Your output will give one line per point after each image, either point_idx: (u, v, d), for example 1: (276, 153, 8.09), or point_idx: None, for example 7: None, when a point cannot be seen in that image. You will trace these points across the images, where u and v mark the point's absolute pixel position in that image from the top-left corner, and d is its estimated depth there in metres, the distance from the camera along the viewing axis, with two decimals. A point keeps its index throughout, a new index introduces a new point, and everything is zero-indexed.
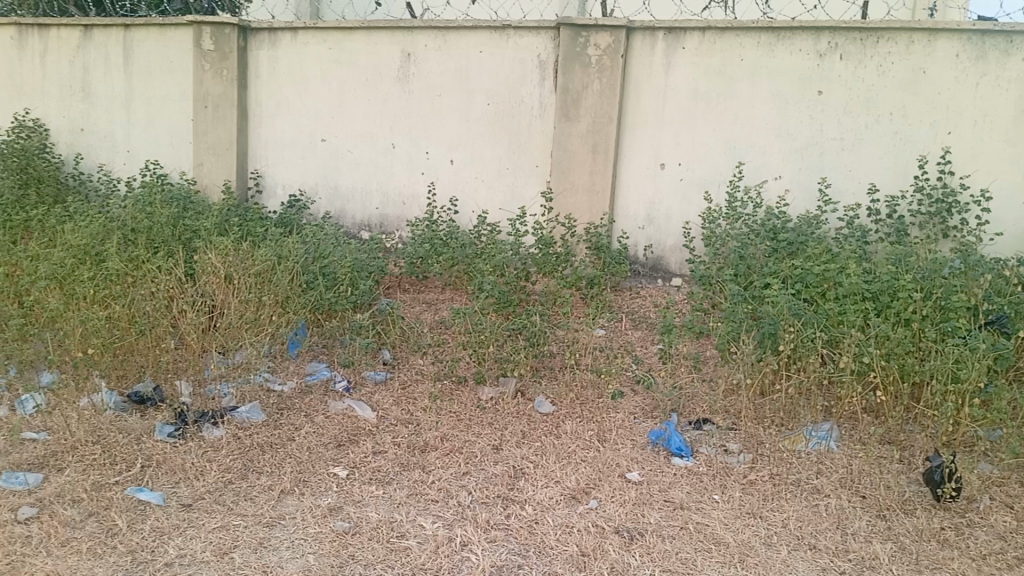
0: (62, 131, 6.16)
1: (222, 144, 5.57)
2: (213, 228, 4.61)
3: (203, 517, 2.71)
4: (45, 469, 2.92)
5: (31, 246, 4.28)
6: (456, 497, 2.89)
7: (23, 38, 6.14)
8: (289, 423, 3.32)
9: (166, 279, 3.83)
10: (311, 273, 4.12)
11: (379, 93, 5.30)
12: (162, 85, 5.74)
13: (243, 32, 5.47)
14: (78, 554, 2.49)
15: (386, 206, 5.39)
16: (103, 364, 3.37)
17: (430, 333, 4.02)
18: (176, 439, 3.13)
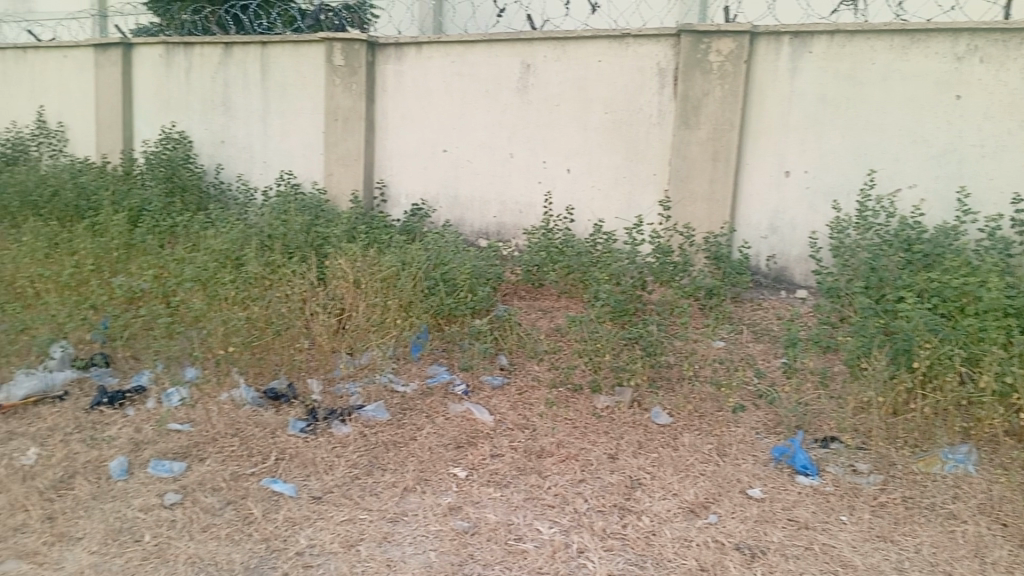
0: (204, 143, 6.60)
1: (350, 155, 5.82)
2: (342, 236, 4.83)
3: (332, 510, 2.83)
4: (189, 458, 3.12)
5: (178, 250, 4.61)
6: (572, 504, 2.90)
7: (170, 56, 6.61)
8: (412, 423, 3.43)
9: (299, 284, 4.03)
10: (432, 278, 4.24)
11: (499, 104, 5.41)
12: (295, 99, 6.06)
13: (371, 48, 5.71)
14: (217, 540, 2.65)
15: (504, 214, 5.48)
16: (241, 361, 3.61)
17: (547, 339, 4.05)
18: (308, 434, 3.30)
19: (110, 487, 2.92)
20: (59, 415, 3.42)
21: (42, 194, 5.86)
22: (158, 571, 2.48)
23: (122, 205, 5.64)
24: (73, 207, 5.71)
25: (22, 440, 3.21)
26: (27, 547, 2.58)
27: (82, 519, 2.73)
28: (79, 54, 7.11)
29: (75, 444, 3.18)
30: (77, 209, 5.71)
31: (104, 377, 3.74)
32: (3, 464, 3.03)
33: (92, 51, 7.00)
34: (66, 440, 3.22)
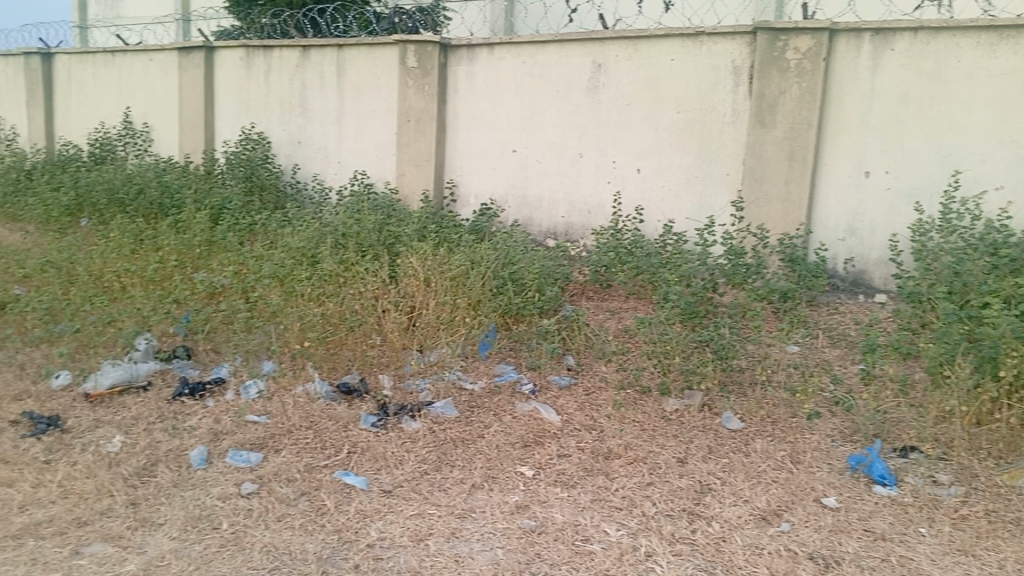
0: (282, 143, 6.79)
1: (421, 156, 5.90)
2: (414, 235, 4.91)
3: (402, 504, 2.88)
4: (265, 449, 3.21)
5: (257, 247, 4.78)
6: (640, 507, 2.87)
7: (251, 59, 6.81)
8: (480, 421, 3.45)
9: (372, 281, 4.13)
10: (500, 278, 4.26)
11: (569, 104, 5.40)
12: (369, 101, 6.17)
13: (444, 49, 5.78)
14: (291, 530, 2.72)
15: (573, 214, 5.47)
16: (316, 356, 3.75)
17: (615, 341, 4.03)
18: (378, 429, 3.35)
19: (190, 475, 3.03)
20: (143, 404, 3.55)
21: (129, 192, 6.11)
22: (235, 558, 2.56)
23: (204, 204, 5.84)
24: (157, 205, 5.94)
25: (109, 427, 3.35)
26: (112, 530, 2.68)
27: (164, 506, 2.83)
28: (164, 57, 7.39)
29: (158, 433, 3.31)
30: (161, 207, 5.94)
31: (185, 369, 3.85)
32: (91, 450, 3.16)
33: (176, 54, 7.27)
34: (150, 429, 3.35)
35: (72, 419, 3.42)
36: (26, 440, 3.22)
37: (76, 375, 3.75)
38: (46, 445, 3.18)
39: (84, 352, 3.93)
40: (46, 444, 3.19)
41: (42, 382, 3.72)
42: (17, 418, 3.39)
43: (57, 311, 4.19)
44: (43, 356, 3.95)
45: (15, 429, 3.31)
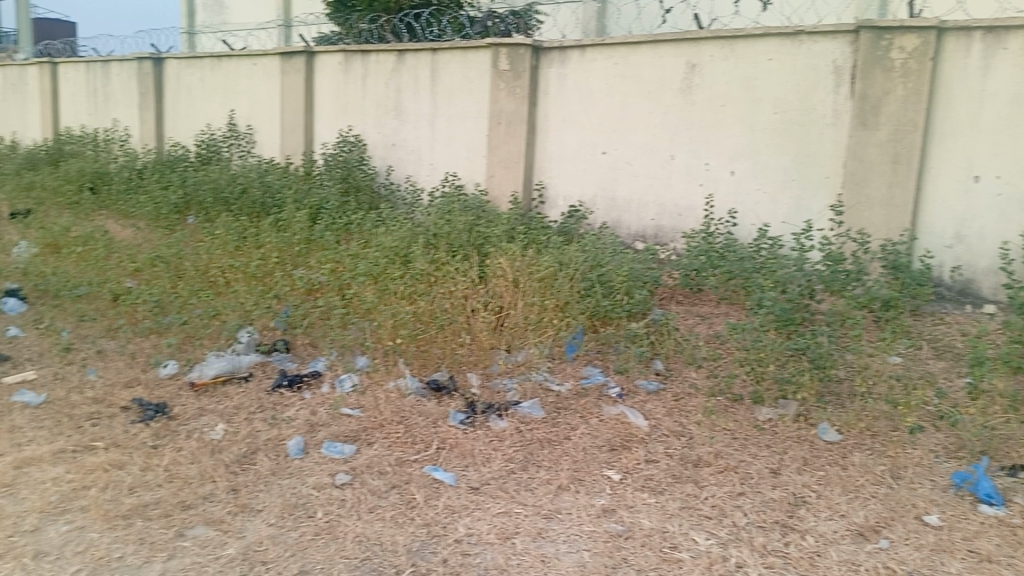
0: (377, 146, 6.97)
1: (511, 157, 5.96)
2: (503, 236, 4.96)
3: (489, 501, 2.91)
4: (358, 442, 3.31)
5: (353, 246, 4.96)
6: (731, 517, 2.82)
7: (349, 63, 7.02)
8: (566, 423, 3.46)
9: (462, 282, 4.20)
10: (589, 280, 4.28)
11: (662, 105, 5.34)
12: (461, 104, 6.27)
13: (536, 52, 5.81)
14: (382, 521, 2.78)
15: (663, 217, 5.41)
16: (408, 352, 3.84)
17: (706, 346, 3.97)
18: (467, 426, 3.40)
19: (288, 464, 3.15)
20: (244, 394, 3.71)
21: (233, 191, 6.40)
22: (328, 546, 2.64)
23: (303, 203, 6.05)
24: (259, 204, 6.20)
25: (212, 415, 3.51)
26: (214, 514, 2.81)
27: (262, 492, 2.95)
28: (267, 62, 7.69)
29: (258, 422, 3.45)
30: (263, 206, 6.19)
31: (284, 362, 4.00)
32: (195, 437, 3.33)
33: (279, 59, 7.56)
34: (250, 418, 3.49)
35: (178, 406, 3.60)
36: (137, 425, 3.41)
37: (182, 365, 3.94)
38: (154, 431, 3.36)
39: (190, 344, 4.14)
40: (154, 430, 3.37)
41: (151, 370, 3.93)
42: (128, 404, 3.59)
43: (167, 304, 4.44)
44: (153, 346, 4.18)
45: (126, 414, 3.51)
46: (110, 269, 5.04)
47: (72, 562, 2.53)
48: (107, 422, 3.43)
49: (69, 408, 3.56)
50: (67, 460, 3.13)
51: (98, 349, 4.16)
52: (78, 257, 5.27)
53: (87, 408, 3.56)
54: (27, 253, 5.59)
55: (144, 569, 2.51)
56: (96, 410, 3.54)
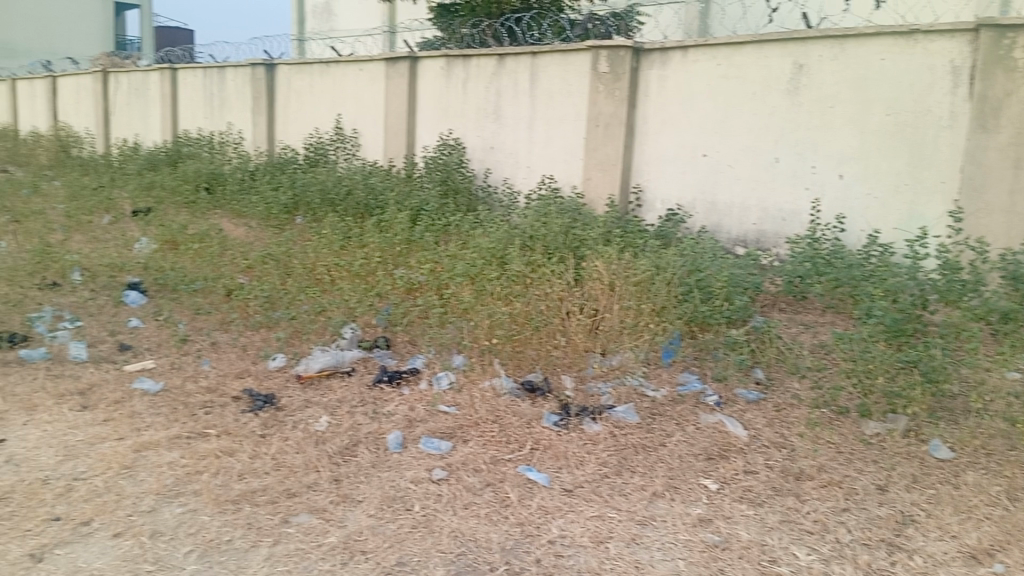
0: (476, 149, 7.08)
1: (609, 160, 5.94)
2: (599, 239, 4.95)
3: (582, 504, 2.92)
4: (454, 439, 3.37)
5: (451, 247, 5.08)
6: (833, 533, 2.73)
7: (450, 68, 7.16)
8: (662, 429, 3.42)
9: (558, 284, 4.22)
10: (687, 284, 4.23)
11: (766, 107, 5.21)
12: (560, 106, 6.29)
13: (636, 54, 5.77)
14: (477, 518, 2.83)
15: (765, 222, 5.28)
16: (503, 353, 3.88)
17: (810, 356, 3.86)
18: (561, 428, 3.42)
19: (387, 457, 3.24)
20: (347, 388, 3.84)
21: (339, 193, 6.63)
22: (425, 540, 2.70)
23: (404, 205, 6.21)
24: (363, 205, 6.42)
25: (316, 408, 3.65)
26: (317, 503, 2.92)
27: (363, 484, 3.05)
28: (373, 67, 7.93)
29: (359, 415, 3.57)
30: (366, 207, 6.39)
31: (384, 358, 4.13)
32: (300, 428, 3.47)
33: (384, 65, 7.79)
34: (352, 411, 3.62)
35: (286, 398, 3.76)
36: (247, 415, 3.58)
37: (289, 358, 4.13)
38: (262, 421, 3.52)
39: (297, 338, 4.32)
40: (263, 420, 3.53)
41: (261, 362, 4.13)
42: (239, 394, 3.78)
43: (276, 300, 4.66)
44: (262, 339, 4.38)
45: (237, 404, 3.69)
46: (224, 266, 5.31)
47: (185, 542, 2.66)
48: (219, 411, 3.62)
49: (185, 396, 3.77)
50: (182, 445, 3.31)
51: (213, 341, 4.39)
52: (195, 254, 5.56)
53: (201, 397, 3.76)
54: (148, 249, 5.94)
55: (252, 552, 2.63)
56: (210, 399, 3.74)
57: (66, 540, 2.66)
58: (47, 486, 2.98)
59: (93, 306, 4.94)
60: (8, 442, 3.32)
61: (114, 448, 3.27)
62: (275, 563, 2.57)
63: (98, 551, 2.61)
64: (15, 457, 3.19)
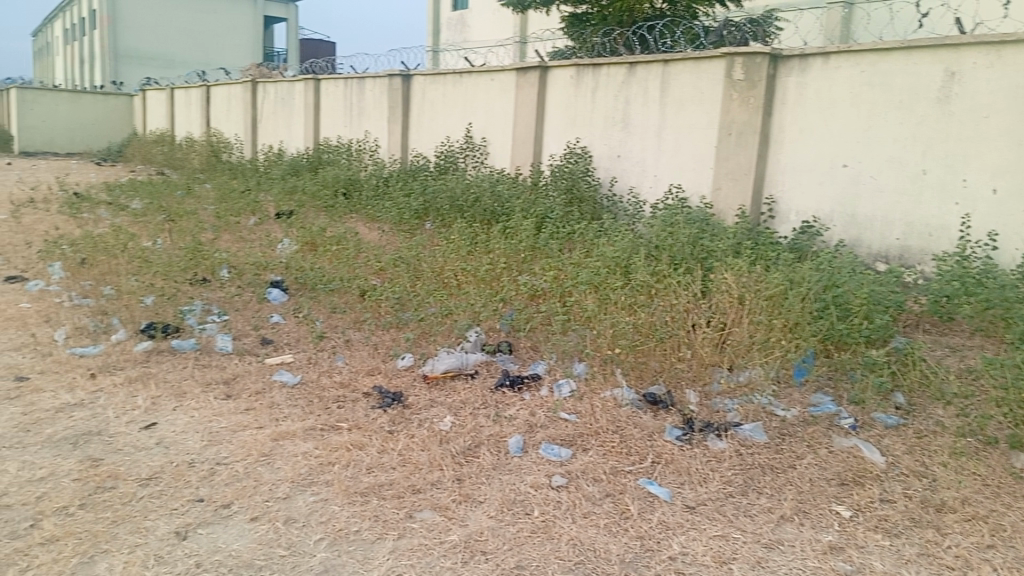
0: (602, 157, 7.04)
1: (741, 169, 5.78)
2: (728, 250, 4.84)
3: (705, 522, 2.85)
4: (574, 447, 3.37)
5: (575, 255, 5.11)
6: (977, 570, 2.54)
7: (580, 76, 7.18)
8: (791, 451, 3.30)
9: (684, 296, 4.16)
10: (823, 301, 4.06)
11: (913, 116, 4.92)
12: (691, 114, 6.20)
13: (773, 61, 5.59)
14: (596, 528, 2.81)
15: (909, 237, 4.99)
16: (625, 362, 3.84)
17: (957, 380, 3.60)
18: (683, 443, 3.35)
19: (508, 461, 3.29)
20: (470, 390, 3.92)
21: (467, 200, 6.81)
22: (544, 545, 2.71)
23: (530, 212, 6.30)
24: (489, 212, 6.56)
25: (441, 408, 3.75)
26: (440, 501, 2.99)
27: (484, 485, 3.10)
28: (504, 77, 8.08)
29: (482, 417, 3.64)
30: (493, 215, 6.54)
31: (506, 363, 4.19)
32: (426, 426, 3.57)
33: (515, 74, 7.91)
34: (475, 413, 3.69)
35: (412, 396, 3.88)
36: (376, 410, 3.72)
37: (417, 358, 4.25)
38: (390, 417, 3.65)
39: (425, 340, 4.45)
40: (390, 416, 3.66)
41: (390, 361, 4.28)
42: (369, 391, 3.93)
43: (406, 301, 4.83)
44: (392, 339, 4.55)
45: (367, 400, 3.84)
46: (358, 268, 5.54)
47: (316, 530, 2.79)
48: (350, 405, 3.78)
49: (320, 390, 3.96)
50: (315, 437, 3.47)
51: (346, 339, 4.59)
52: (332, 256, 5.83)
53: (335, 391, 3.94)
54: (289, 249, 6.28)
55: (378, 544, 2.73)
56: (342, 394, 3.91)
57: (208, 521, 2.84)
58: (193, 469, 3.20)
59: (239, 302, 5.28)
60: (160, 425, 3.58)
61: (254, 436, 3.48)
62: (399, 557, 2.65)
63: (237, 533, 2.77)
64: (166, 440, 3.44)
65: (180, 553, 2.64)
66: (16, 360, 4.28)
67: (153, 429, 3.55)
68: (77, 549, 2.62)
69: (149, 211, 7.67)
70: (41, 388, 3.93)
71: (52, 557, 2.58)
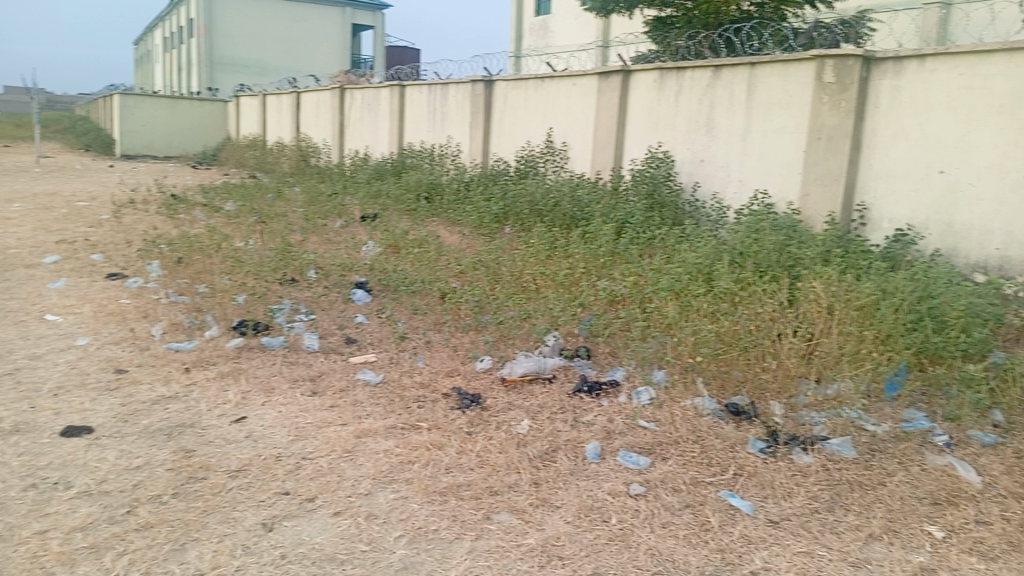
0: (685, 162, 6.94)
1: (831, 175, 5.59)
2: (817, 258, 4.70)
3: (789, 538, 2.77)
4: (653, 455, 3.33)
5: (656, 260, 5.06)
6: None
7: (664, 80, 7.10)
8: (881, 467, 3.18)
9: (769, 304, 4.06)
10: (917, 312, 3.90)
11: (1016, 121, 4.68)
12: (778, 118, 6.05)
13: (866, 63, 5.41)
14: (675, 539, 2.77)
15: (1010, 248, 4.73)
16: (707, 371, 3.76)
17: None
18: (767, 456, 3.28)
19: (586, 466, 3.27)
20: (548, 394, 3.93)
21: (547, 204, 6.82)
22: (622, 553, 2.69)
23: (610, 217, 6.27)
24: (569, 217, 6.57)
25: (519, 411, 3.76)
26: (517, 504, 3.00)
27: (561, 490, 3.10)
28: (586, 82, 8.07)
29: (559, 422, 3.64)
30: (572, 219, 6.54)
31: (584, 368, 4.19)
32: (504, 429, 3.59)
33: (597, 79, 7.89)
34: (552, 418, 3.69)
35: (491, 398, 3.91)
36: (455, 411, 3.77)
37: (495, 361, 4.28)
38: (469, 419, 3.68)
39: (503, 343, 4.48)
40: (469, 418, 3.70)
41: (469, 363, 4.33)
42: (448, 392, 3.98)
43: (485, 305, 4.87)
44: (471, 341, 4.60)
45: (446, 401, 3.89)
46: (439, 270, 5.62)
47: (396, 527, 2.84)
48: (430, 406, 3.84)
49: (401, 389, 4.04)
50: (397, 435, 3.54)
51: (427, 340, 4.67)
52: (414, 259, 5.94)
53: (415, 391, 4.01)
54: (373, 251, 6.43)
55: (456, 544, 2.76)
56: (422, 394, 3.97)
57: (293, 513, 2.93)
58: (280, 463, 3.30)
59: (325, 302, 5.43)
60: (249, 419, 3.71)
61: (338, 433, 3.57)
62: (477, 557, 2.68)
63: (320, 527, 2.85)
64: (254, 434, 3.57)
65: (267, 544, 2.73)
66: (116, 354, 4.52)
67: (242, 423, 3.68)
68: (169, 537, 2.75)
69: (242, 213, 7.97)
70: (139, 380, 4.14)
71: (147, 543, 2.71)
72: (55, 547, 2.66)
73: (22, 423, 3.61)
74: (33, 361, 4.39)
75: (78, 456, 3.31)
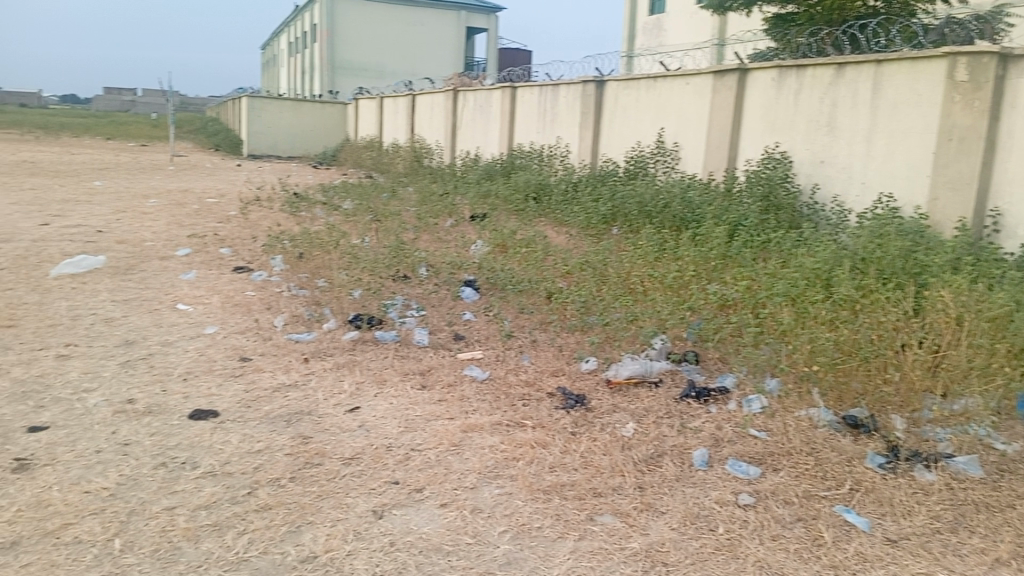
0: (804, 163, 6.69)
1: (963, 178, 5.27)
2: (946, 266, 4.44)
3: (908, 558, 2.63)
4: (764, 465, 3.24)
5: (771, 264, 4.91)
6: None
7: (783, 79, 6.88)
8: (1011, 489, 2.99)
9: (893, 313, 3.86)
10: None
11: None
12: (905, 118, 5.75)
13: (1003, 61, 5.06)
14: (785, 552, 2.69)
15: None
16: (824, 381, 3.59)
17: None
18: (887, 471, 3.13)
19: (692, 473, 3.22)
20: (654, 398, 3.88)
21: (656, 205, 6.74)
22: (728, 564, 2.63)
23: (722, 219, 6.14)
24: (679, 219, 6.47)
25: (624, 413, 3.74)
26: (621, 507, 2.98)
27: (666, 496, 3.06)
28: (700, 81, 7.91)
29: (666, 427, 3.59)
30: (683, 221, 6.44)
31: (692, 373, 4.11)
32: (608, 430, 3.58)
33: (712, 78, 7.71)
34: (658, 422, 3.64)
35: (595, 400, 3.90)
36: (559, 411, 3.79)
37: (601, 362, 4.27)
38: (573, 419, 3.69)
39: (608, 344, 4.45)
40: (573, 418, 3.70)
41: (574, 363, 4.33)
42: (554, 391, 4.01)
43: (591, 306, 4.85)
44: (577, 341, 4.60)
45: (551, 400, 3.91)
46: (546, 270, 5.66)
47: (500, 522, 2.89)
48: (535, 404, 3.87)
49: (507, 387, 4.09)
50: (502, 431, 3.59)
51: (533, 340, 4.70)
52: (521, 258, 6.00)
53: (521, 389, 4.05)
54: (482, 250, 6.53)
55: (559, 542, 2.77)
56: (528, 392, 4.01)
57: (401, 503, 3.02)
58: (390, 453, 3.41)
59: (434, 298, 5.56)
60: (362, 409, 3.86)
61: (445, 426, 3.65)
62: (579, 558, 2.68)
63: (427, 517, 2.93)
64: (367, 423, 3.70)
65: (377, 531, 2.83)
66: (242, 342, 4.79)
67: (355, 412, 3.83)
68: (286, 519, 2.89)
69: (358, 211, 8.26)
70: (262, 368, 4.37)
71: (265, 523, 2.86)
72: (182, 523, 2.85)
73: (154, 405, 3.87)
74: (166, 348, 4.71)
75: (204, 438, 3.53)
